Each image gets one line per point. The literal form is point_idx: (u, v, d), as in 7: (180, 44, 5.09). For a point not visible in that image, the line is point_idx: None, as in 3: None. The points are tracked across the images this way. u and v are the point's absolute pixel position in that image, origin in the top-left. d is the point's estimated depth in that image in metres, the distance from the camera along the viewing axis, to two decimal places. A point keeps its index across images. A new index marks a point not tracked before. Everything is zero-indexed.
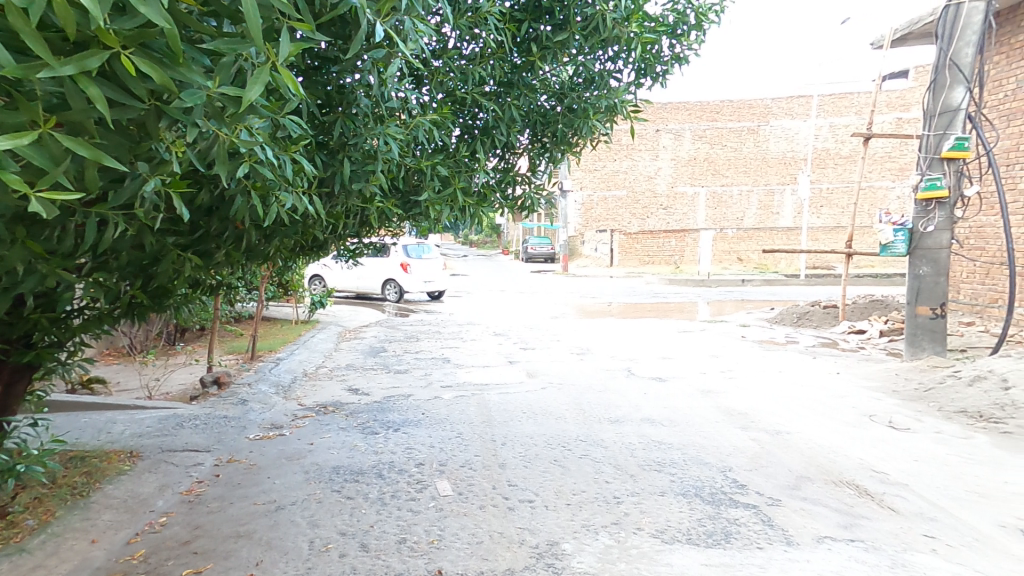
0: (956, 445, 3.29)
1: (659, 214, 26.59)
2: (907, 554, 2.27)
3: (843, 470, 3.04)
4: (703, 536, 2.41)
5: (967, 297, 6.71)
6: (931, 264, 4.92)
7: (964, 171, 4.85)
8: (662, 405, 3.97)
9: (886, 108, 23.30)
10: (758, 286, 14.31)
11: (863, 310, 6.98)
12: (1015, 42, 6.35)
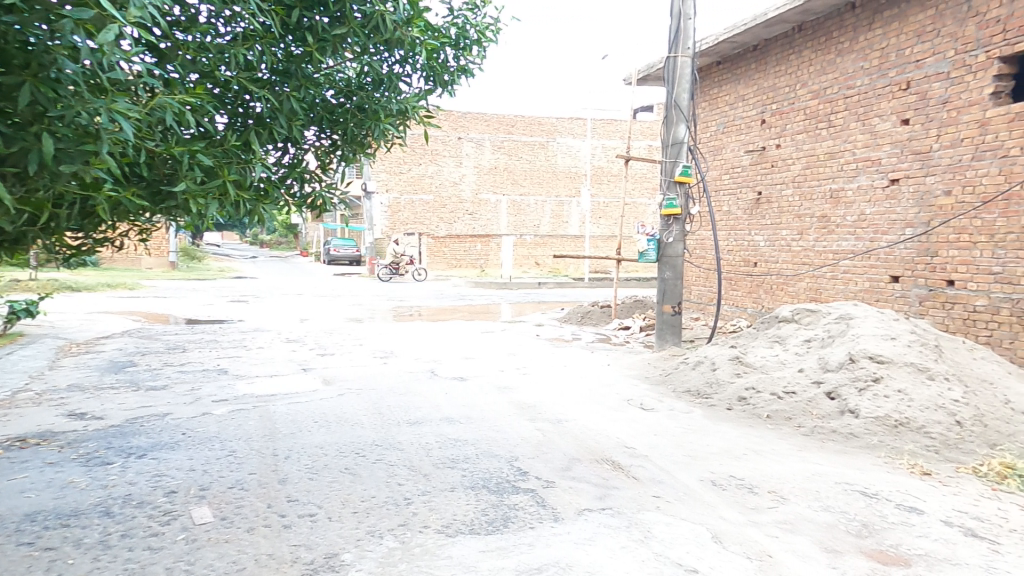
0: (687, 419, 4.13)
1: (465, 219, 27.92)
2: (641, 514, 2.82)
3: (603, 450, 3.54)
4: (484, 525, 2.56)
5: (695, 297, 8.36)
6: (672, 269, 5.98)
7: (690, 193, 5.99)
8: (463, 404, 4.12)
9: (642, 134, 27.92)
10: (550, 289, 15.93)
11: (628, 309, 8.22)
12: (712, 93, 8.13)
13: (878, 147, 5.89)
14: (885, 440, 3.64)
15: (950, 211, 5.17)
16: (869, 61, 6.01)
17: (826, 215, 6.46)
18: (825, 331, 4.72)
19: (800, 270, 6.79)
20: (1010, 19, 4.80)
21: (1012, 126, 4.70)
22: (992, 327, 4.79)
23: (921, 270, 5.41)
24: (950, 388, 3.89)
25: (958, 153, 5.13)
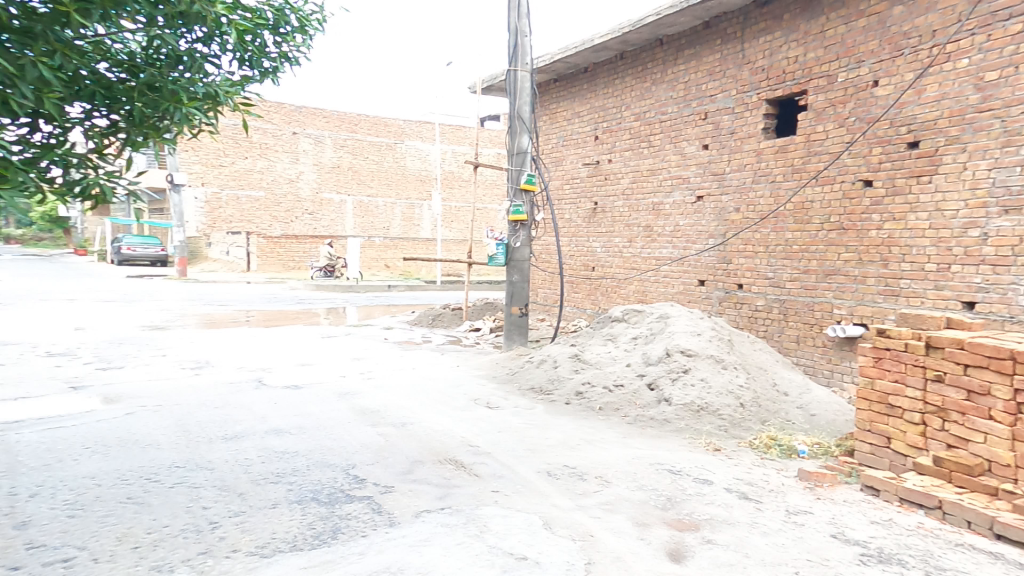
0: (528, 415, 4.37)
1: (303, 218, 26.99)
2: (479, 510, 2.89)
3: (447, 450, 3.59)
4: (310, 539, 2.43)
5: (542, 298, 8.90)
6: (519, 273, 6.31)
7: (535, 200, 6.36)
8: (294, 414, 3.90)
9: (490, 142, 29.28)
10: (401, 291, 15.93)
11: (479, 311, 8.52)
12: (552, 109, 8.85)
13: (687, 167, 6.75)
14: (689, 424, 4.26)
15: (739, 226, 6.16)
16: (676, 92, 6.89)
17: (649, 226, 7.25)
18: (649, 328, 5.34)
19: (630, 275, 7.56)
20: (771, 69, 5.91)
21: (777, 157, 5.82)
22: (767, 323, 5.86)
23: (720, 276, 6.36)
24: (737, 375, 4.70)
25: (743, 176, 6.13)
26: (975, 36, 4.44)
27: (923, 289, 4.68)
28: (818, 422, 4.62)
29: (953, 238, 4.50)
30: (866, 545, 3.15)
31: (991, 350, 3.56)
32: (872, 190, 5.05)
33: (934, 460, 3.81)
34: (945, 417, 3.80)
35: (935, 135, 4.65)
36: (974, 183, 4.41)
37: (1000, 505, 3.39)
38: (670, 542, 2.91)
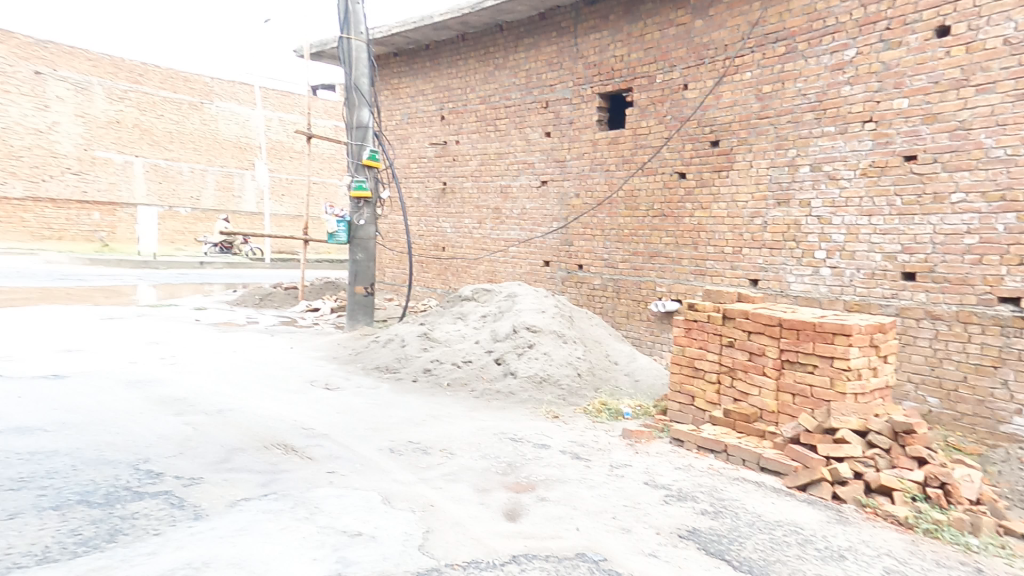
0: (375, 396, 4.35)
1: (64, 177, 19.72)
2: (310, 492, 2.79)
3: (275, 435, 3.40)
4: (71, 547, 2.11)
5: (389, 278, 9.01)
6: (364, 251, 6.57)
7: (378, 177, 6.74)
8: (61, 410, 3.39)
9: (325, 111, 27.74)
10: (216, 268, 14.79)
11: (318, 292, 9.06)
12: (394, 84, 9.09)
13: (531, 153, 7.52)
14: (531, 395, 4.56)
15: (580, 211, 7.04)
16: (518, 78, 7.58)
17: (499, 208, 7.91)
18: (497, 306, 5.61)
19: (481, 255, 8.14)
20: (602, 65, 6.78)
21: (610, 148, 6.76)
22: (603, 301, 6.86)
23: (563, 257, 7.27)
24: (576, 348, 5.16)
25: (582, 164, 7.02)
26: (754, 54, 5.64)
27: (723, 269, 5.86)
28: (640, 386, 5.43)
29: (745, 226, 5.74)
30: (670, 484, 3.77)
31: (766, 320, 4.57)
32: (685, 181, 6.13)
33: (724, 413, 4.75)
34: (733, 375, 4.79)
35: (730, 136, 5.81)
36: (758, 178, 5.63)
37: (766, 444, 4.42)
38: (507, 503, 3.11)
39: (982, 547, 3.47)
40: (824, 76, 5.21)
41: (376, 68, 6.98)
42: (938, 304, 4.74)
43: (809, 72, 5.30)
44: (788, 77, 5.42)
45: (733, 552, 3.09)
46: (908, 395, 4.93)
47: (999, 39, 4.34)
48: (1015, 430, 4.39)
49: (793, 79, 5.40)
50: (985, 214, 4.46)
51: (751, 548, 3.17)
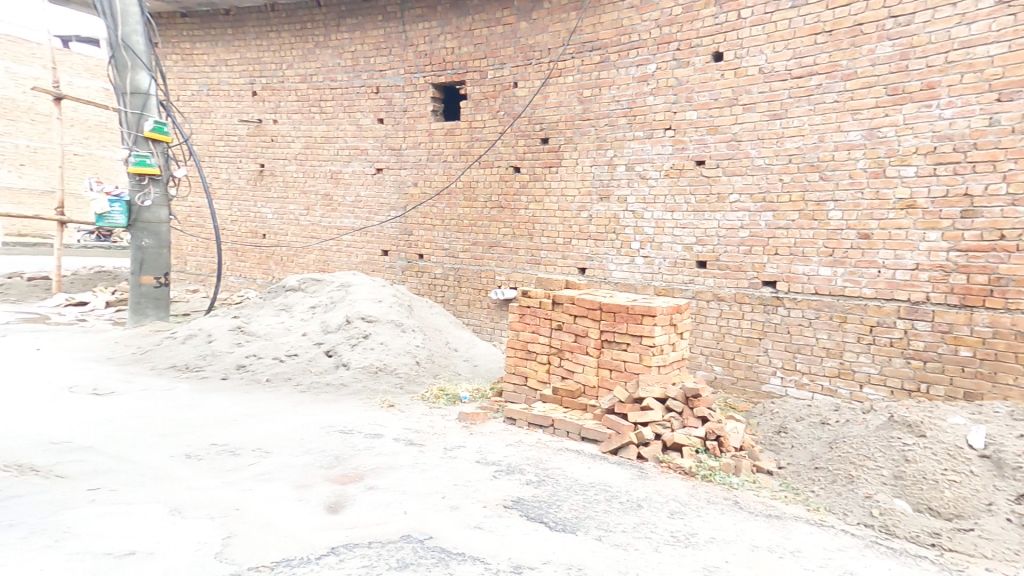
0: (175, 406, 4.00)
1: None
2: (59, 515, 2.44)
3: (9, 457, 2.92)
4: None
5: (193, 267, 9.35)
6: (152, 237, 6.96)
7: (166, 152, 7.08)
8: None
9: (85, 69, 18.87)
10: None
11: (84, 281, 8.70)
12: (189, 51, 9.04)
13: (364, 139, 7.95)
14: (364, 385, 4.60)
15: (418, 200, 7.59)
16: (343, 60, 7.99)
17: (329, 193, 8.26)
18: (330, 297, 5.74)
19: (310, 243, 8.46)
20: (432, 54, 7.37)
21: (447, 139, 7.37)
22: (445, 290, 7.42)
23: (402, 247, 7.75)
24: (416, 336, 5.41)
25: (419, 153, 7.58)
26: (574, 60, 6.47)
27: (556, 259, 6.69)
28: (480, 371, 5.74)
29: (574, 219, 6.57)
30: (500, 461, 3.97)
31: (588, 304, 5.03)
32: (519, 175, 6.91)
33: (553, 390, 5.17)
34: (560, 355, 5.22)
35: (558, 134, 6.63)
36: (584, 175, 6.49)
37: (587, 415, 4.91)
38: (329, 496, 3.01)
39: (741, 484, 4.29)
40: (633, 86, 6.14)
41: (147, 24, 7.13)
42: (722, 288, 5.85)
43: (621, 81, 6.20)
44: (604, 85, 6.31)
45: (551, 515, 3.39)
46: (700, 364, 6.04)
47: (756, 68, 5.47)
48: (772, 388, 5.62)
49: (607, 86, 6.29)
50: (752, 212, 5.63)
51: (566, 509, 3.51)
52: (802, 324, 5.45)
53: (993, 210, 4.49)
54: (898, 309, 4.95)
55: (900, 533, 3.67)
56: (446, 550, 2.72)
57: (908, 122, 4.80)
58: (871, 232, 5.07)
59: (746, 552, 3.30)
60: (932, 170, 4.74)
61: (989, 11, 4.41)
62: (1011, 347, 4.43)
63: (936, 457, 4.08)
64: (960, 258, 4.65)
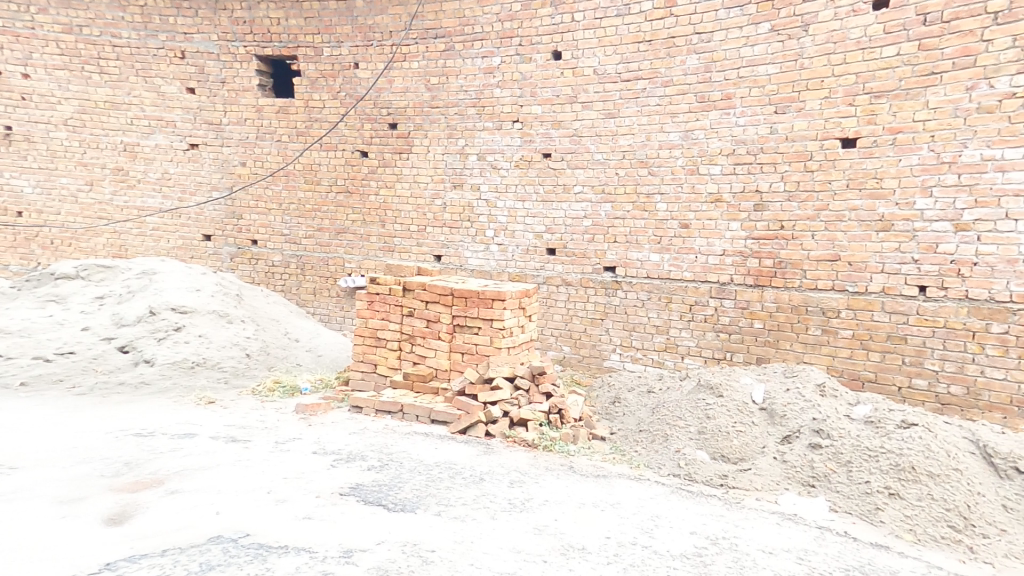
0: None
1: None
2: None
3: None
4: None
5: None
6: None
7: None
8: None
9: None
10: None
11: None
12: None
13: (168, 110, 7.31)
14: (169, 379, 4.72)
15: (246, 180, 7.26)
16: (130, 15, 7.23)
17: (121, 167, 7.43)
18: (125, 288, 5.71)
19: (95, 225, 7.51)
20: (253, 23, 7.13)
21: (278, 117, 7.15)
22: (284, 277, 7.23)
23: (229, 231, 7.34)
24: (245, 327, 5.65)
25: (246, 132, 7.22)
26: (418, 45, 6.64)
27: (410, 246, 6.83)
28: (322, 358, 5.96)
29: (427, 206, 6.74)
30: (338, 448, 3.92)
31: (440, 290, 5.12)
32: (367, 159, 6.94)
33: (404, 375, 5.23)
34: (412, 341, 5.25)
35: (407, 120, 6.77)
36: (436, 163, 6.69)
37: (439, 398, 5.01)
38: (112, 508, 2.80)
39: (578, 451, 4.66)
40: (479, 77, 6.44)
41: None
42: (569, 274, 6.31)
43: (468, 72, 6.48)
44: (451, 73, 6.56)
45: (390, 497, 3.39)
46: (551, 345, 6.47)
47: (591, 70, 6.02)
48: (612, 363, 6.21)
49: (455, 75, 6.54)
50: (593, 203, 6.15)
51: (407, 490, 3.53)
52: (637, 305, 6.07)
53: (776, 205, 5.37)
54: (710, 290, 5.72)
55: (699, 479, 4.32)
56: (265, 545, 2.62)
57: (714, 126, 5.58)
58: (689, 222, 5.79)
59: (573, 510, 3.61)
60: (732, 170, 5.55)
61: (765, 37, 5.28)
62: (789, 319, 5.34)
63: (729, 413, 4.83)
64: (755, 245, 5.49)
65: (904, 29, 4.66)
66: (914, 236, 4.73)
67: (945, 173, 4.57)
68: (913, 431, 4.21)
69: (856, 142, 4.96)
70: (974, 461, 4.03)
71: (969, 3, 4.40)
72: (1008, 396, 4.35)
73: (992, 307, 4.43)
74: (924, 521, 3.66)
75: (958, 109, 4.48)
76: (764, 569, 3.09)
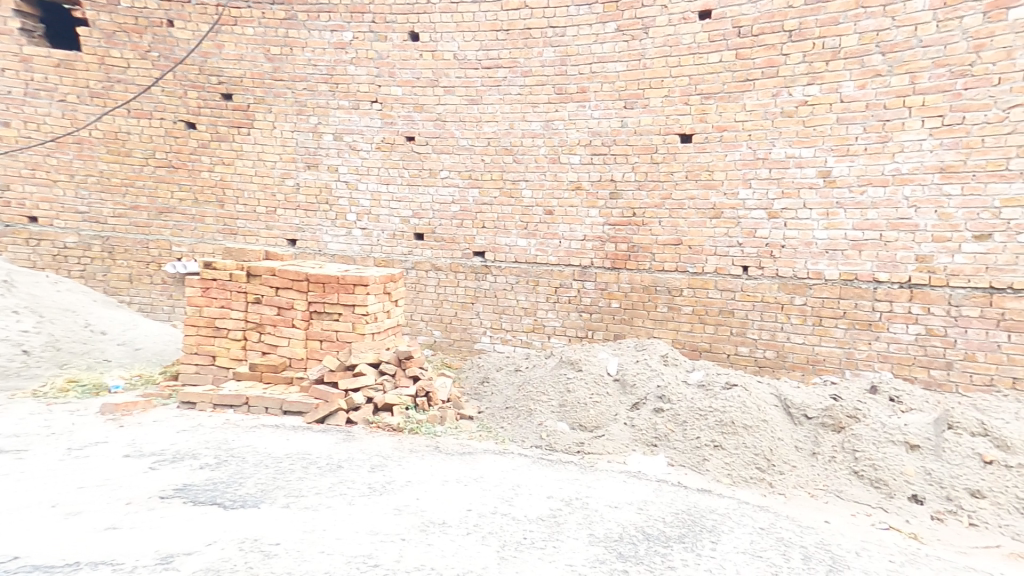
0: None
1: None
2: None
3: None
4: None
5: None
6: None
7: None
8: None
9: None
10: None
11: None
12: None
13: None
14: None
15: (12, 144, 6.50)
16: None
17: None
18: None
19: None
20: None
21: (61, 72, 6.48)
22: (89, 262, 6.70)
23: (5, 209, 6.57)
24: (20, 327, 5.20)
25: (13, 84, 6.45)
26: (252, 10, 6.44)
27: (257, 229, 6.72)
28: (136, 352, 5.68)
29: (277, 186, 6.65)
30: (155, 450, 3.68)
31: (294, 276, 4.92)
32: (195, 132, 6.63)
33: (251, 367, 5.00)
34: (261, 330, 5.03)
35: (245, 92, 6.55)
36: (285, 141, 6.58)
37: (294, 388, 4.87)
38: None
39: (444, 432, 4.69)
40: (330, 51, 6.40)
41: None
42: (438, 258, 6.43)
43: (315, 45, 6.41)
44: (296, 45, 6.44)
45: (226, 494, 3.15)
46: (421, 330, 6.54)
47: (451, 54, 6.19)
48: (482, 345, 6.40)
49: (301, 47, 6.44)
50: (460, 188, 6.31)
51: (250, 485, 3.30)
52: (506, 288, 6.27)
53: (628, 193, 5.83)
54: (573, 273, 6.07)
55: (558, 447, 4.55)
56: (43, 566, 2.30)
57: (571, 118, 5.93)
58: (553, 209, 6.09)
59: (436, 488, 3.53)
60: (589, 160, 5.92)
61: (612, 35, 5.73)
62: (641, 299, 5.84)
63: (587, 385, 5.17)
64: (611, 231, 5.92)
65: (724, 39, 5.31)
66: (739, 223, 5.39)
67: (759, 167, 5.27)
68: (733, 391, 4.71)
69: (692, 138, 5.55)
70: (777, 412, 4.57)
71: (771, 21, 5.10)
72: (806, 356, 5.13)
73: (796, 283, 5.17)
74: (738, 466, 4.12)
75: (767, 111, 5.19)
76: (609, 521, 3.22)
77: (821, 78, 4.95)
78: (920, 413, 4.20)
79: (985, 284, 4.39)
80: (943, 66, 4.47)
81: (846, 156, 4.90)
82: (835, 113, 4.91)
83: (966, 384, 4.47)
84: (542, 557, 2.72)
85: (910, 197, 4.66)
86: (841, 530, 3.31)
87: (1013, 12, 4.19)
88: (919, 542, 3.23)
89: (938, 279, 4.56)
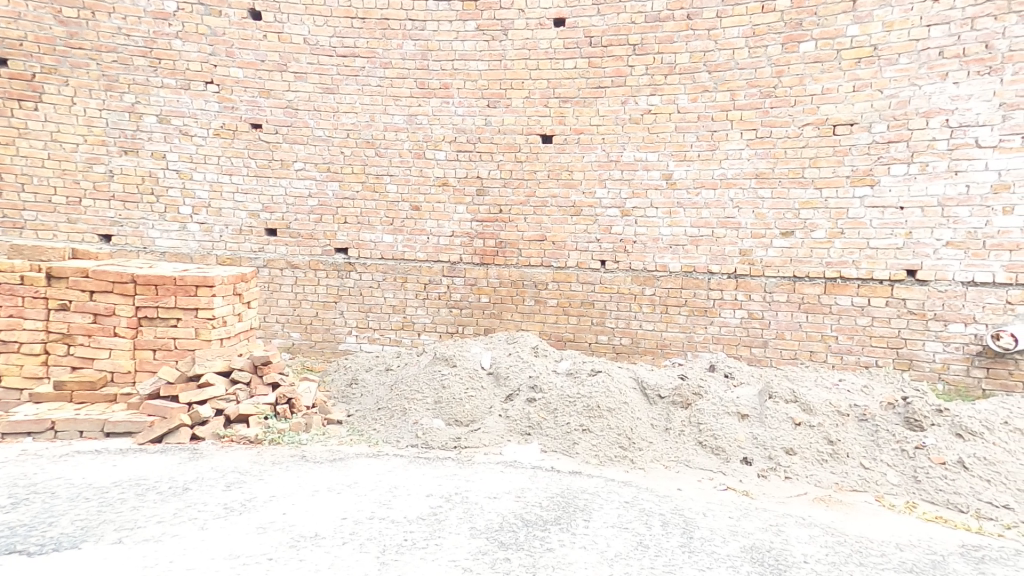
0: None
1: None
2: None
3: None
4: None
5: None
6: None
7: None
8: None
9: None
10: None
11: None
12: None
13: None
14: None
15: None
16: None
17: None
18: None
19: None
20: None
21: None
22: None
23: None
24: None
25: None
26: None
27: (54, 222, 5.70)
28: None
29: (81, 172, 5.68)
30: None
31: (115, 277, 4.26)
32: None
33: (54, 387, 4.24)
34: (72, 342, 4.30)
35: (27, 59, 5.49)
36: (89, 121, 5.64)
37: (118, 406, 4.21)
38: None
39: (310, 439, 4.25)
40: (147, 21, 5.56)
41: None
42: (295, 256, 5.96)
43: (127, 12, 5.54)
44: (100, 10, 5.52)
45: (31, 539, 2.55)
46: (277, 333, 6.02)
47: (300, 38, 5.71)
48: (347, 346, 6.05)
49: (107, 13, 5.53)
50: (318, 181, 5.88)
51: (65, 524, 2.70)
52: (372, 286, 6.00)
53: (494, 190, 5.90)
54: (442, 269, 5.99)
55: (435, 445, 4.43)
56: None
57: (435, 113, 5.83)
58: (419, 205, 5.94)
59: (304, 499, 3.19)
60: (455, 156, 5.88)
61: (472, 34, 5.73)
62: (509, 293, 5.96)
63: (462, 380, 5.11)
64: (479, 227, 5.95)
65: (577, 47, 5.62)
66: (596, 220, 5.77)
67: (612, 169, 5.69)
68: (597, 377, 5.03)
69: (552, 139, 5.79)
70: (635, 394, 4.97)
71: (617, 34, 5.52)
72: (654, 341, 5.68)
73: (646, 275, 5.68)
74: (603, 446, 4.40)
75: (618, 117, 5.62)
76: (489, 513, 3.21)
77: (661, 90, 5.49)
78: (746, 387, 4.89)
79: (789, 273, 5.24)
80: (754, 87, 5.23)
81: (684, 162, 5.50)
82: (673, 122, 5.48)
83: (777, 358, 5.32)
84: (425, 557, 2.62)
85: (734, 199, 5.38)
86: (690, 495, 3.71)
87: (803, 46, 5.04)
88: (750, 497, 3.73)
89: (756, 270, 5.34)
